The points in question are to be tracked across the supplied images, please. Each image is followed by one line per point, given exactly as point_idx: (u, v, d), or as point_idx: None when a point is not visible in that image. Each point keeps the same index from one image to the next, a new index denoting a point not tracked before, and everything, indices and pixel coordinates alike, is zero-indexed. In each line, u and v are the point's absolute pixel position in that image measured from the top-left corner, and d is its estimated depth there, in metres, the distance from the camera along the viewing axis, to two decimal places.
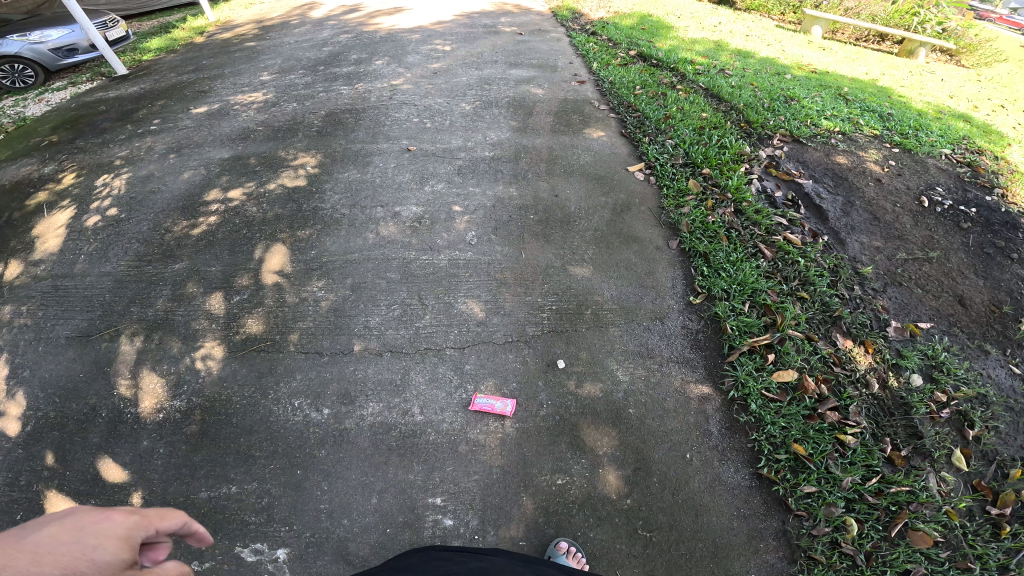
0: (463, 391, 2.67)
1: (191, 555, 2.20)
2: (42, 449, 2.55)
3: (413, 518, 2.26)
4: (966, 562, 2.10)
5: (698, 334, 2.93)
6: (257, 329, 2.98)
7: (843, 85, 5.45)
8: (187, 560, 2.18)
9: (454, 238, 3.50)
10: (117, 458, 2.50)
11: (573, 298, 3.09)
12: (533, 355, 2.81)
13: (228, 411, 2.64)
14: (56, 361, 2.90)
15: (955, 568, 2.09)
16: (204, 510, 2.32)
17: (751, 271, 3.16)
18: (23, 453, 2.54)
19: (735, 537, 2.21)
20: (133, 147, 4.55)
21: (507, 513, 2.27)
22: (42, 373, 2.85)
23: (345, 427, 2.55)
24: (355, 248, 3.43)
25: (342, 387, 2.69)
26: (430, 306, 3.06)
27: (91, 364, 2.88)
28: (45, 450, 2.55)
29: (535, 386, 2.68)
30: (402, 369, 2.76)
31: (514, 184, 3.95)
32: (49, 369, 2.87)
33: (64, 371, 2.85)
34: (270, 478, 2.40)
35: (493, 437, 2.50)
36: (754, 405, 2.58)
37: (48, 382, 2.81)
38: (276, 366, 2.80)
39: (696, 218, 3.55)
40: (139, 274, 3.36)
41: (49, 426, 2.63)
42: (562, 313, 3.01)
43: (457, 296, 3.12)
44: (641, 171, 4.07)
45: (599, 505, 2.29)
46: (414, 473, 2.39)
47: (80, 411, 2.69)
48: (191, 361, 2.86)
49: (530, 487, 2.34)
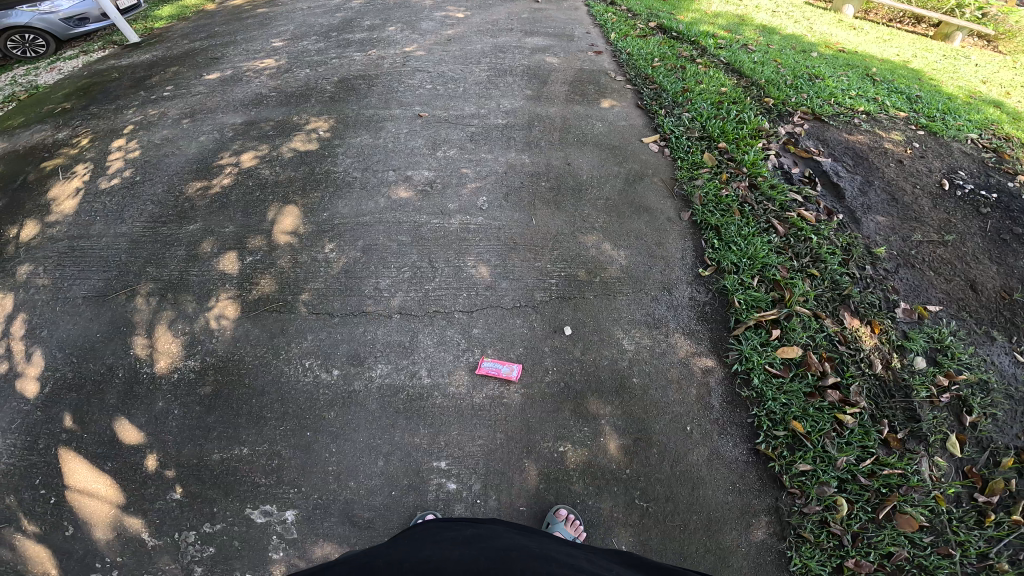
0: (470, 354, 2.70)
1: (204, 516, 2.33)
2: (60, 411, 2.69)
3: (418, 481, 2.35)
4: (948, 547, 2.14)
5: (705, 307, 2.91)
6: (268, 288, 3.01)
7: (872, 66, 5.27)
8: (201, 522, 2.31)
9: (465, 204, 3.47)
10: (133, 420, 2.63)
11: (581, 268, 3.07)
12: (541, 320, 2.82)
13: (241, 371, 2.73)
14: (72, 322, 3.05)
15: (937, 553, 2.14)
16: (216, 472, 2.44)
17: (762, 246, 3.11)
18: (42, 415, 2.69)
19: (729, 511, 2.28)
20: (146, 113, 4.55)
21: (508, 479, 2.35)
22: (59, 334, 3.00)
23: (354, 388, 2.61)
24: (366, 210, 3.44)
25: (352, 348, 2.74)
26: (440, 271, 3.06)
27: (108, 324, 3.01)
28: (62, 413, 2.68)
29: (540, 353, 2.70)
30: (411, 331, 2.80)
31: (526, 151, 3.90)
32: (66, 330, 3.01)
33: (81, 331, 3.00)
34: (281, 439, 2.50)
35: (497, 401, 2.55)
36: (756, 380, 2.60)
37: (65, 342, 2.96)
38: (288, 327, 2.84)
39: (710, 191, 3.48)
40: (154, 235, 3.41)
41: (70, 388, 2.77)
42: (568, 283, 3.00)
43: (466, 261, 3.12)
44: (656, 143, 3.99)
45: (599, 474, 2.36)
46: (420, 435, 2.47)
47: (97, 371, 2.83)
48: (206, 321, 2.92)
49: (533, 453, 2.41)
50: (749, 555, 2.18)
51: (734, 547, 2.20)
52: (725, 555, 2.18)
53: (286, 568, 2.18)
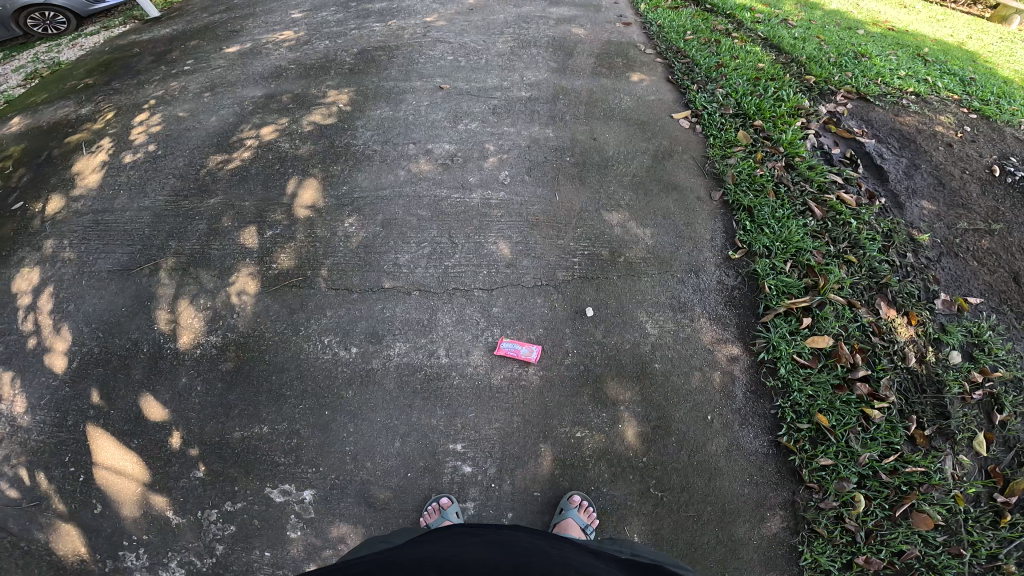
0: (490, 334, 2.62)
1: (226, 494, 2.46)
2: (86, 387, 2.87)
3: (433, 463, 2.38)
4: (960, 548, 2.13)
5: (733, 292, 2.78)
6: (287, 262, 2.91)
7: (923, 46, 4.95)
8: (222, 500, 2.46)
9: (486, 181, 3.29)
10: (157, 397, 2.78)
11: (604, 248, 2.93)
12: (562, 299, 2.65)
13: (261, 347, 2.73)
14: (99, 296, 3.17)
15: (948, 553, 2.13)
16: (237, 450, 2.56)
17: (797, 229, 2.93)
18: (71, 391, 2.87)
19: (744, 503, 2.28)
20: (167, 88, 4.48)
21: (522, 463, 2.37)
22: (85, 309, 3.13)
23: (372, 366, 2.59)
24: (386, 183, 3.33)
25: (370, 326, 2.67)
26: (461, 249, 2.93)
27: (133, 297, 3.08)
28: (89, 390, 2.86)
29: (561, 335, 2.60)
30: (429, 309, 2.69)
31: (551, 125, 3.70)
32: (91, 305, 3.14)
33: (107, 305, 3.11)
34: (299, 418, 2.56)
35: (516, 382, 2.51)
36: (783, 369, 2.49)
37: (92, 317, 3.09)
38: (308, 302, 2.77)
39: (744, 170, 3.24)
40: (177, 208, 3.36)
41: (96, 362, 2.90)
42: (592, 267, 2.89)
43: (486, 240, 2.98)
44: (686, 120, 3.76)
45: (616, 461, 2.35)
46: (437, 416, 2.47)
47: (123, 346, 2.96)
48: (227, 296, 2.90)
49: (549, 439, 2.40)
50: (760, 548, 2.22)
51: (746, 539, 2.23)
52: (736, 547, 2.21)
53: (305, 543, 2.33)
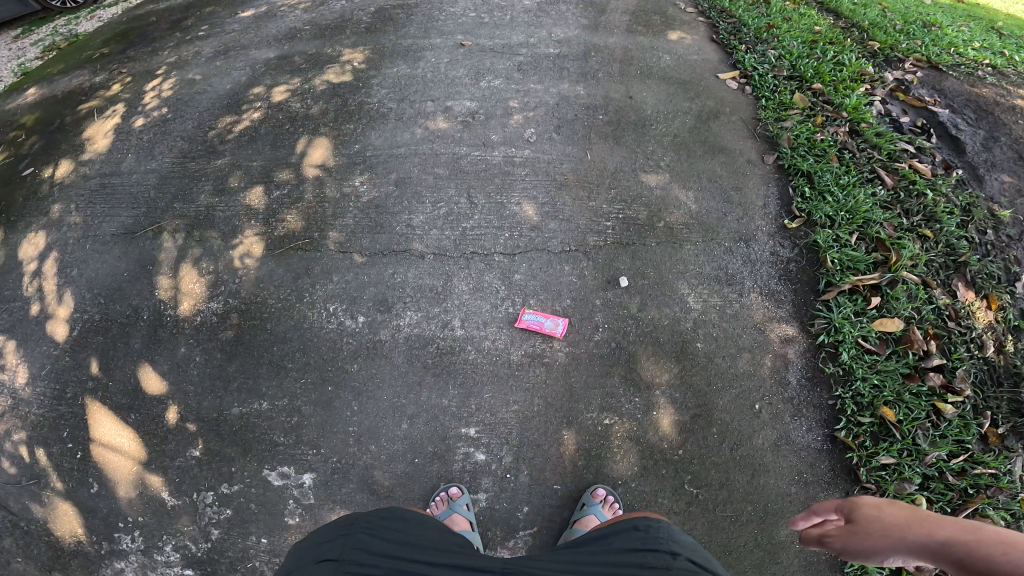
0: (511, 304, 2.31)
1: (221, 477, 2.44)
2: (87, 356, 2.84)
3: (443, 449, 2.22)
4: None
5: (788, 265, 2.37)
6: (294, 223, 2.65)
7: (998, 18, 4.50)
8: (218, 482, 2.43)
9: (510, 133, 2.65)
10: (156, 367, 2.69)
11: (642, 207, 2.43)
12: (592, 267, 2.32)
13: (263, 315, 2.53)
14: (102, 260, 3.09)
15: None
16: (235, 428, 2.48)
17: (865, 198, 2.49)
18: (71, 360, 2.84)
19: (790, 504, 2.05)
20: (181, 53, 4.01)
21: (540, 451, 2.18)
22: (89, 275, 3.08)
23: (379, 338, 2.34)
24: (401, 141, 2.72)
25: (379, 293, 2.39)
26: (479, 208, 2.46)
27: (135, 262, 2.98)
28: (88, 360, 2.82)
29: (593, 308, 2.27)
30: (444, 275, 2.37)
31: (581, 83, 2.85)
32: (94, 271, 3.08)
33: (111, 269, 3.03)
34: (301, 394, 2.40)
35: (538, 360, 2.24)
36: (846, 355, 2.17)
37: (94, 282, 3.03)
38: (314, 266, 2.51)
39: (802, 133, 2.68)
40: (183, 170, 3.20)
41: (98, 330, 2.87)
42: (629, 224, 2.39)
43: (508, 196, 2.48)
44: (735, 81, 2.98)
45: (647, 454, 2.13)
46: (449, 396, 2.26)
47: (124, 312, 2.88)
48: (230, 260, 2.72)
49: (573, 425, 2.19)
50: (802, 553, 2.03)
51: (787, 542, 2.03)
52: (775, 551, 2.02)
53: (302, 530, 2.28)
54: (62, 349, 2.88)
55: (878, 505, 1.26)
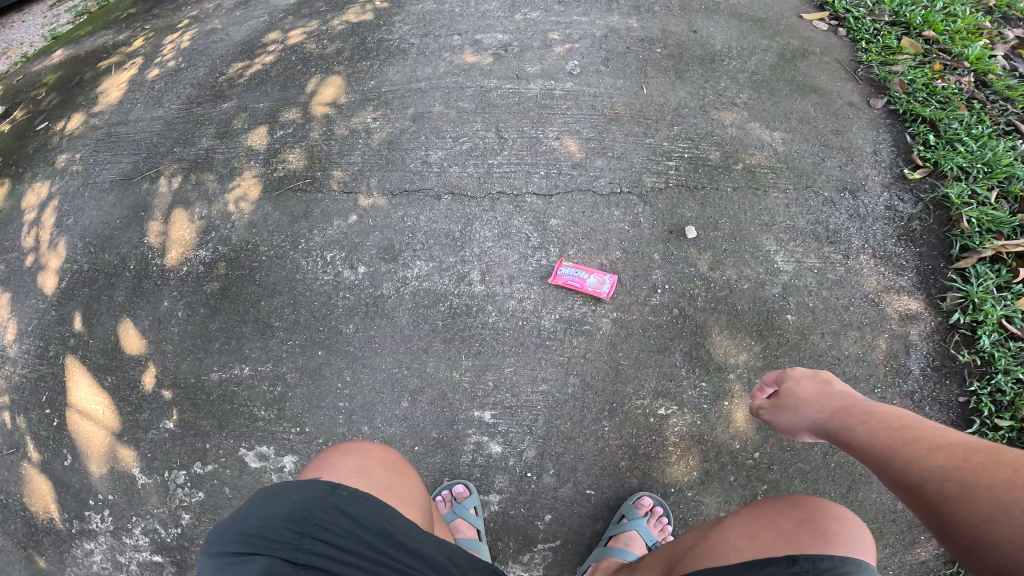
0: (544, 255, 1.87)
1: (194, 455, 2.09)
2: (71, 310, 2.52)
3: (449, 438, 1.82)
4: None
5: (910, 224, 1.87)
6: (297, 162, 2.32)
7: None
8: (190, 461, 2.08)
9: (549, 65, 2.26)
10: (138, 323, 2.34)
11: (714, 147, 2.00)
12: (649, 214, 1.87)
13: (253, 265, 2.17)
14: (97, 208, 2.80)
15: None
16: (213, 397, 2.10)
17: (1006, 150, 1.96)
18: (57, 313, 2.53)
19: (892, 527, 1.67)
20: (203, 7, 3.81)
21: (575, 444, 1.77)
22: (82, 222, 2.79)
23: (382, 292, 1.94)
24: (422, 76, 2.38)
25: (385, 238, 2.00)
26: (510, 143, 2.07)
27: (129, 209, 2.69)
28: (73, 313, 2.51)
29: (652, 265, 1.80)
30: (464, 218, 1.97)
31: (635, 15, 2.41)
32: (88, 218, 2.79)
33: (104, 217, 2.73)
34: (286, 359, 2.00)
35: (576, 329, 1.79)
36: (986, 341, 1.66)
37: (87, 232, 2.75)
38: (313, 208, 2.15)
39: (918, 78, 2.16)
40: (188, 115, 2.94)
41: (82, 281, 2.57)
42: (699, 164, 1.96)
43: (543, 130, 2.08)
44: (823, 23, 2.40)
45: (712, 456, 1.71)
46: (462, 369, 1.84)
47: (111, 262, 2.56)
48: (224, 204, 2.39)
49: (616, 413, 1.75)
50: None
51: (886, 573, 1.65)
52: None
53: None
54: (47, 302, 2.58)
55: (800, 383, 1.41)
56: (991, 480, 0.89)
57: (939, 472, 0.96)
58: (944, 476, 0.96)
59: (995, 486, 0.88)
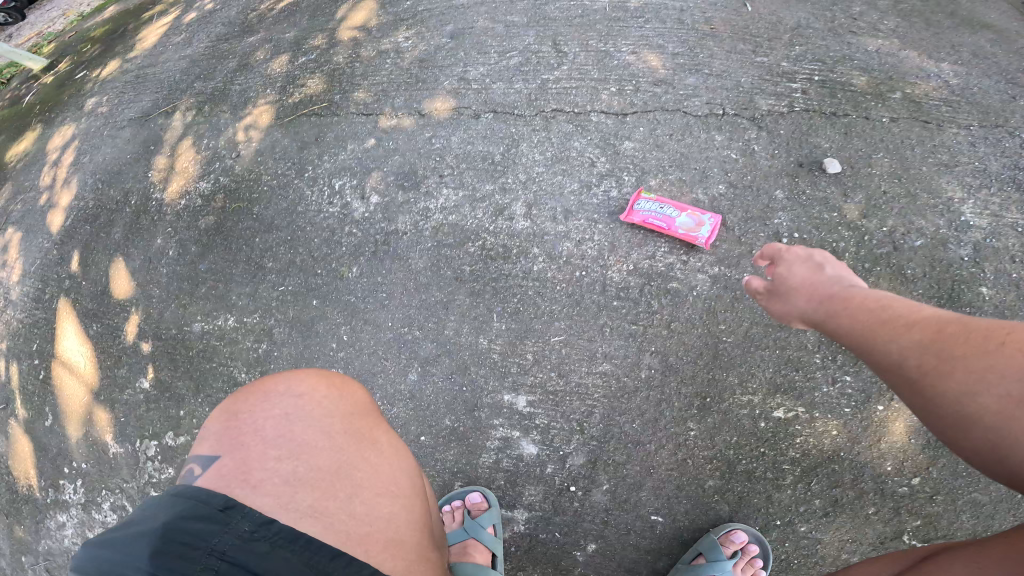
0: (614, 184, 1.43)
1: (167, 422, 1.71)
2: (70, 251, 2.13)
3: (466, 431, 1.41)
4: None
5: None
6: (314, 85, 1.94)
7: None
8: (163, 429, 1.70)
9: None
10: (129, 264, 1.93)
11: (858, 70, 1.50)
12: (769, 141, 1.43)
13: (251, 197, 1.79)
14: (114, 145, 2.40)
15: None
16: (192, 354, 1.71)
17: None
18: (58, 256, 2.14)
19: None
20: None
21: (642, 450, 1.32)
22: (97, 159, 2.38)
23: (394, 228, 1.55)
24: None
25: (405, 162, 1.61)
26: (571, 57, 1.65)
27: (141, 145, 2.31)
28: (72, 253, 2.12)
29: (776, 204, 1.36)
30: (509, 138, 1.56)
31: None
32: (105, 155, 2.38)
33: (117, 154, 2.34)
34: (276, 308, 1.59)
35: (659, 285, 1.33)
36: None
37: (100, 168, 2.34)
38: (326, 134, 1.77)
39: None
40: (204, 43, 2.61)
41: (85, 218, 2.18)
42: (837, 89, 1.48)
43: (615, 42, 1.65)
44: None
45: (837, 474, 1.27)
46: (491, 335, 1.40)
47: (115, 198, 2.17)
48: (233, 133, 2.02)
49: (707, 408, 1.30)
50: None
51: None
52: None
53: None
54: (52, 243, 2.20)
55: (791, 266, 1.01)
56: (971, 348, 0.71)
57: (910, 347, 0.76)
58: (916, 350, 0.75)
59: (972, 357, 0.70)
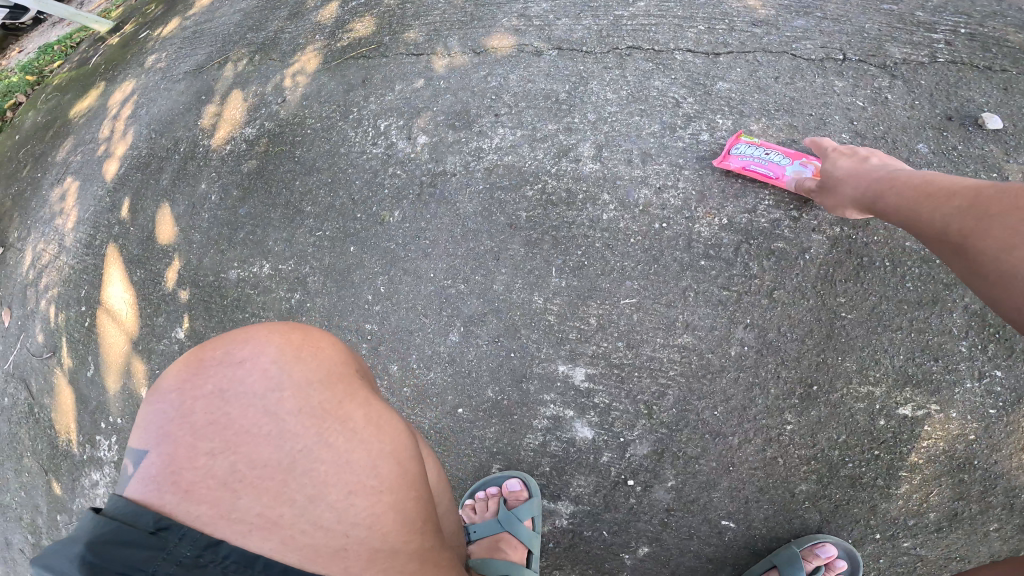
0: (704, 130, 1.26)
1: None
2: (121, 196, 2.04)
3: (515, 404, 1.24)
4: None
5: None
6: (365, 29, 1.81)
7: None
8: None
9: None
10: (174, 208, 1.87)
11: (1014, 29, 1.23)
12: (906, 89, 1.22)
13: (295, 141, 1.70)
14: (167, 97, 2.19)
15: None
16: (227, 303, 1.63)
17: None
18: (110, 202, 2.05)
19: None
20: None
21: (722, 443, 1.14)
22: (152, 112, 2.19)
23: (442, 169, 1.40)
24: None
25: (456, 101, 1.46)
26: None
27: (193, 96, 2.14)
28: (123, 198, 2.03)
29: (919, 161, 1.17)
30: (576, 76, 1.38)
31: None
32: (159, 107, 2.19)
33: (170, 107, 2.14)
34: (313, 255, 1.49)
35: (766, 243, 1.16)
36: None
37: (156, 120, 2.16)
38: (374, 75, 1.64)
39: None
40: None
41: (135, 166, 2.06)
42: (989, 45, 1.23)
43: None
44: None
45: (962, 484, 1.09)
46: (547, 293, 1.24)
47: (167, 146, 2.05)
48: (279, 80, 1.94)
49: (814, 392, 1.12)
50: None
51: None
52: None
53: None
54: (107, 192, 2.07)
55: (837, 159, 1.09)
56: (1008, 206, 0.75)
57: (950, 214, 0.82)
58: (953, 217, 0.81)
59: (1006, 215, 0.74)
